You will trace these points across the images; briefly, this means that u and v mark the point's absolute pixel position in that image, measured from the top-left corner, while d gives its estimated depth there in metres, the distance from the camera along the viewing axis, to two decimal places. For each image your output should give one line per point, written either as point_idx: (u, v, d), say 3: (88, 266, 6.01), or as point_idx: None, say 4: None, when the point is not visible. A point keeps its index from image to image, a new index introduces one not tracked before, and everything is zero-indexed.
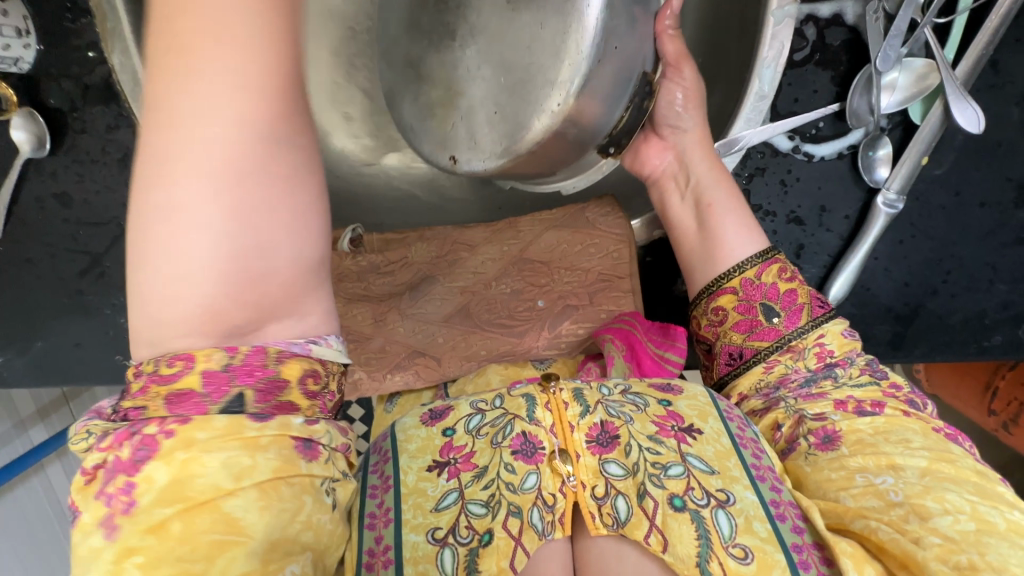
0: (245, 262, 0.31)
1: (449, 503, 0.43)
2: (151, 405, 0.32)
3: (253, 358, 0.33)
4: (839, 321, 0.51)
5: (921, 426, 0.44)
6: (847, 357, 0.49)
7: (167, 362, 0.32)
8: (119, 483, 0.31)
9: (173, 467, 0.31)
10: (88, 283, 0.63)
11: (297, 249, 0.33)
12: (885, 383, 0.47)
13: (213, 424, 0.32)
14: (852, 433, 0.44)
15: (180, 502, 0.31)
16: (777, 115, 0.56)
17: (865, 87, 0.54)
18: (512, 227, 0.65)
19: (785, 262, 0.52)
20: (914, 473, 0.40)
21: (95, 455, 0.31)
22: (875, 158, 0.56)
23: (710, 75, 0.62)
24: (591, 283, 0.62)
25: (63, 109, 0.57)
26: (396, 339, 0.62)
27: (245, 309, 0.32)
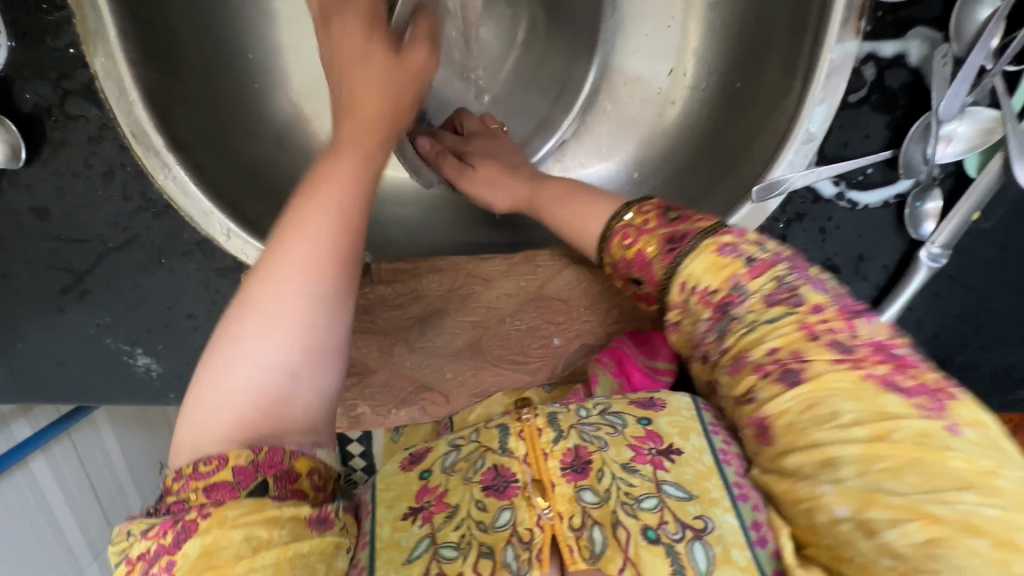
0: (294, 383, 0.36)
1: (421, 552, 0.40)
2: (192, 496, 0.33)
3: (273, 455, 0.35)
4: (700, 250, 0.39)
5: (852, 382, 0.32)
6: (731, 286, 0.37)
7: (204, 462, 0.34)
8: (161, 565, 0.32)
9: (206, 539, 0.32)
10: (71, 301, 0.58)
11: (309, 404, 0.37)
12: (803, 311, 0.35)
13: (242, 503, 0.33)
14: (780, 416, 0.34)
15: (209, 572, 0.31)
16: (824, 159, 0.52)
17: (923, 136, 0.50)
18: (529, 261, 0.60)
19: (623, 229, 0.44)
20: (851, 473, 0.31)
21: (142, 543, 0.33)
22: (923, 211, 0.52)
23: (743, 105, 0.57)
24: (610, 323, 0.59)
25: (40, 115, 0.52)
26: (402, 372, 0.59)
27: (279, 426, 0.36)
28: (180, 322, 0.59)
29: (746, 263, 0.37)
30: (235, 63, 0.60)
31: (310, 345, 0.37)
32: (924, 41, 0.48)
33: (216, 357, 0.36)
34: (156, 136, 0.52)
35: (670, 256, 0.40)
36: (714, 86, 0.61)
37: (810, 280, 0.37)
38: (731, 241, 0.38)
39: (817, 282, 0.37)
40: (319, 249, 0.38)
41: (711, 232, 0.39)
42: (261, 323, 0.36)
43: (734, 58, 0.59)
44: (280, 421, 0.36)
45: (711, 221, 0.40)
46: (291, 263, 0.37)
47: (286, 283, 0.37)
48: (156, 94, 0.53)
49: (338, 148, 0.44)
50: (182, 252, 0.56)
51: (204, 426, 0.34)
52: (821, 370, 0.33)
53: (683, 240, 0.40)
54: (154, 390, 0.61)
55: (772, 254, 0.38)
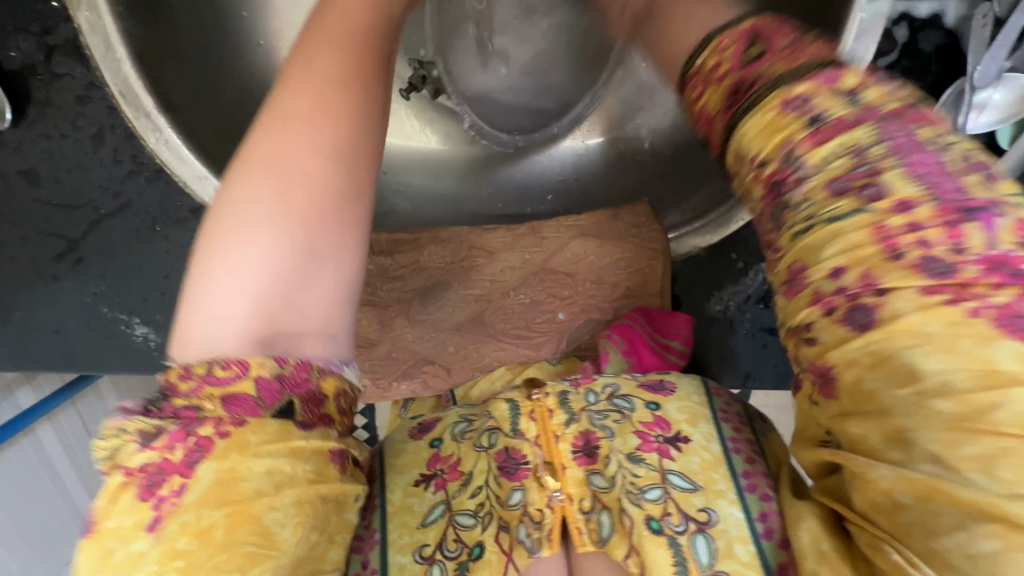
0: (307, 266, 0.33)
1: (435, 517, 0.42)
2: (206, 404, 0.30)
3: (299, 372, 0.32)
4: (762, 105, 0.28)
5: (947, 325, 0.23)
6: (786, 156, 0.26)
7: (222, 366, 0.30)
8: (172, 487, 0.29)
9: (225, 465, 0.29)
10: (65, 269, 0.57)
11: (327, 291, 0.34)
12: (880, 208, 0.24)
13: (266, 427, 0.31)
14: (847, 370, 0.25)
15: (226, 506, 0.29)
16: None
17: (955, 103, 0.46)
18: (535, 233, 0.58)
19: (693, 78, 0.32)
20: (925, 456, 0.24)
21: (142, 454, 0.29)
22: None
23: None
24: (617, 299, 0.57)
25: (25, 72, 0.49)
26: (404, 345, 0.58)
27: (298, 322, 0.32)
28: (176, 292, 0.58)
29: (816, 123, 0.26)
30: (223, 21, 0.57)
31: (323, 205, 0.34)
32: (962, 2, 0.45)
33: (224, 237, 0.32)
34: (146, 95, 0.50)
35: (732, 110, 0.29)
36: None
37: (928, 178, 0.24)
38: (803, 92, 0.27)
39: (922, 165, 0.24)
40: (330, 103, 0.35)
41: (801, 76, 0.27)
42: (277, 176, 0.33)
43: None
44: (301, 316, 0.33)
45: (798, 62, 0.28)
46: (303, 107, 0.34)
47: (295, 172, 0.33)
48: (144, 51, 0.49)
49: (318, 41, 0.37)
50: (176, 220, 0.55)
51: (216, 321, 0.31)
52: (901, 307, 0.23)
53: (751, 91, 0.28)
54: (151, 361, 0.60)
55: (865, 111, 0.26)
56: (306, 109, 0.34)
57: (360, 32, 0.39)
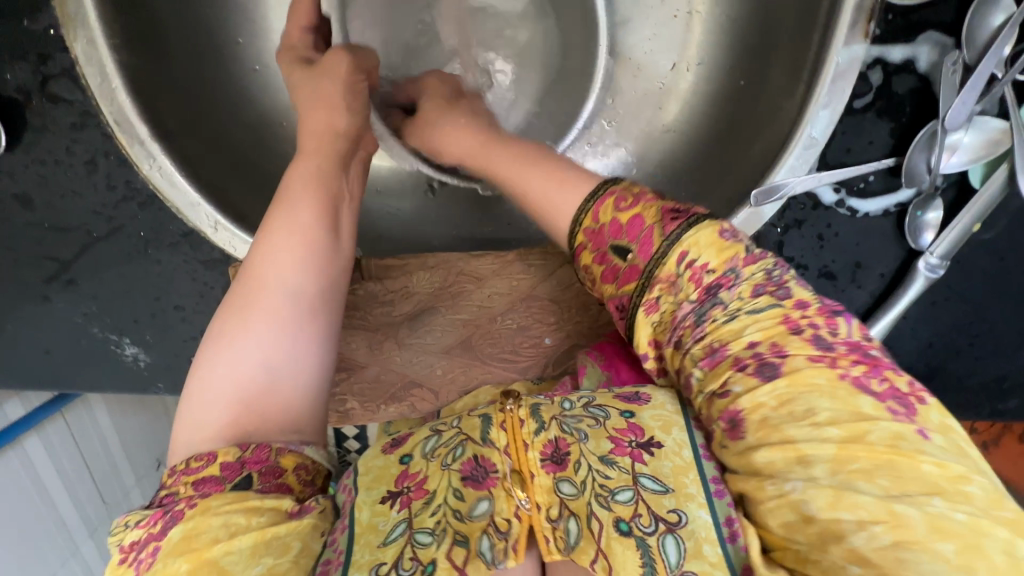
0: (273, 372, 0.38)
1: (396, 536, 0.40)
2: (182, 489, 0.35)
3: (259, 453, 0.36)
4: (703, 226, 0.40)
5: (828, 379, 0.34)
6: (727, 268, 0.38)
7: (195, 458, 0.35)
8: (149, 551, 0.33)
9: (189, 524, 0.33)
10: (57, 290, 0.57)
11: (291, 395, 0.39)
12: (788, 305, 0.37)
13: (225, 495, 0.34)
14: (755, 411, 0.34)
15: (189, 556, 0.32)
16: (826, 164, 0.50)
17: (929, 143, 0.48)
18: (522, 260, 0.59)
19: (616, 194, 0.43)
20: (823, 472, 0.31)
21: (134, 532, 0.34)
22: (923, 220, 0.51)
23: (742, 104, 0.57)
24: (603, 324, 0.58)
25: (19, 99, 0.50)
26: (392, 368, 0.59)
27: (260, 420, 0.37)
28: (167, 313, 0.58)
29: (744, 249, 0.39)
30: (221, 49, 0.58)
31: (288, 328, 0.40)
32: (934, 47, 0.46)
33: (205, 353, 0.39)
34: (140, 124, 0.51)
35: (668, 229, 0.40)
36: (710, 79, 0.60)
37: (797, 280, 0.39)
38: (731, 227, 0.40)
39: (803, 279, 0.39)
40: (295, 251, 0.43)
41: (712, 217, 0.41)
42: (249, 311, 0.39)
43: (736, 55, 0.58)
44: (264, 415, 0.38)
45: (711, 212, 0.42)
46: (277, 251, 0.42)
47: (266, 304, 0.40)
48: (139, 81, 0.51)
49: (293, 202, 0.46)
50: (169, 244, 0.55)
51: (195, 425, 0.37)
52: (797, 365, 0.34)
53: (685, 218, 0.40)
54: (143, 380, 0.61)
55: (762, 254, 0.40)
56: (277, 257, 0.42)
57: (323, 188, 0.47)
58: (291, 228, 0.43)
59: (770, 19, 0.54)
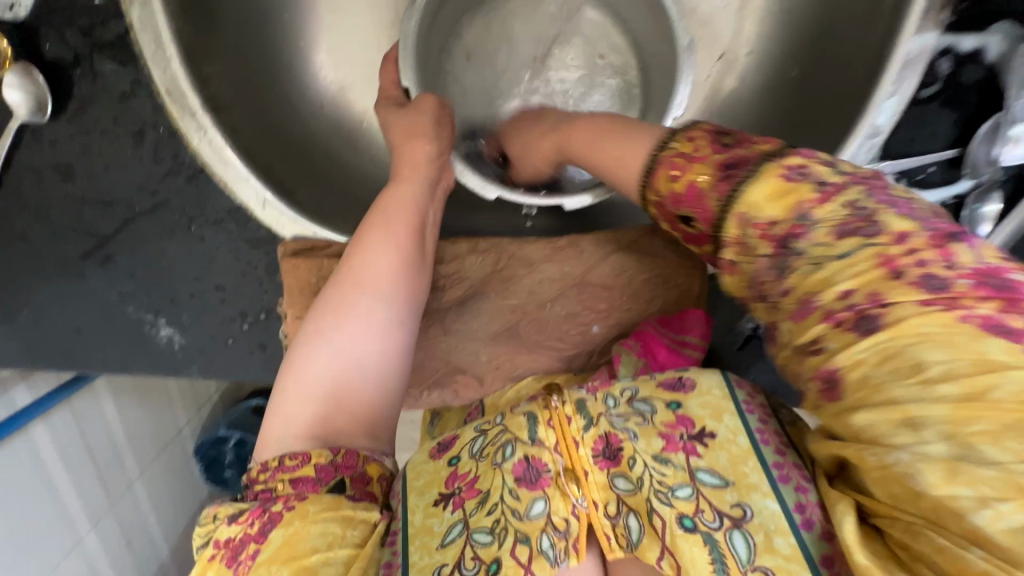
0: (358, 375, 0.43)
1: (454, 537, 0.40)
2: (279, 487, 0.40)
3: (348, 459, 0.41)
4: (763, 174, 0.35)
5: (944, 326, 0.29)
6: (795, 216, 0.33)
7: (291, 456, 0.40)
8: (249, 551, 0.37)
9: (290, 530, 0.37)
10: (93, 267, 0.55)
11: (372, 398, 0.44)
12: (882, 242, 0.31)
13: (322, 499, 0.39)
14: (853, 369, 0.31)
15: (291, 562, 0.36)
16: (888, 154, 0.50)
17: (991, 135, 0.48)
18: (575, 246, 0.58)
19: (669, 158, 0.40)
20: (936, 435, 0.28)
21: (229, 529, 0.39)
22: (980, 213, 0.50)
23: (798, 96, 0.57)
24: (652, 313, 0.57)
25: (68, 66, 0.48)
26: (436, 353, 0.58)
27: (342, 423, 0.42)
28: (205, 293, 0.56)
29: (815, 188, 0.34)
30: (268, 21, 0.56)
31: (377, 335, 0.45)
32: (1004, 38, 0.46)
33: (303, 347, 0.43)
34: (193, 95, 0.50)
35: (726, 183, 0.36)
36: (764, 72, 0.60)
37: (895, 206, 0.33)
38: (797, 165, 0.35)
39: (905, 206, 0.33)
40: (389, 260, 0.47)
41: (771, 159, 0.35)
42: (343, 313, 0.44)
43: (793, 46, 0.58)
44: (345, 421, 0.42)
45: (774, 147, 0.36)
46: (374, 262, 0.46)
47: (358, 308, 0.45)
48: (192, 49, 0.50)
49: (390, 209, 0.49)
50: (213, 221, 0.54)
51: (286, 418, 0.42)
52: (905, 313, 0.30)
53: (744, 167, 0.36)
54: (174, 363, 0.58)
55: (844, 180, 0.34)
56: (374, 263, 0.46)
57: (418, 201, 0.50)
58: (389, 239, 0.47)
59: (833, 10, 0.54)
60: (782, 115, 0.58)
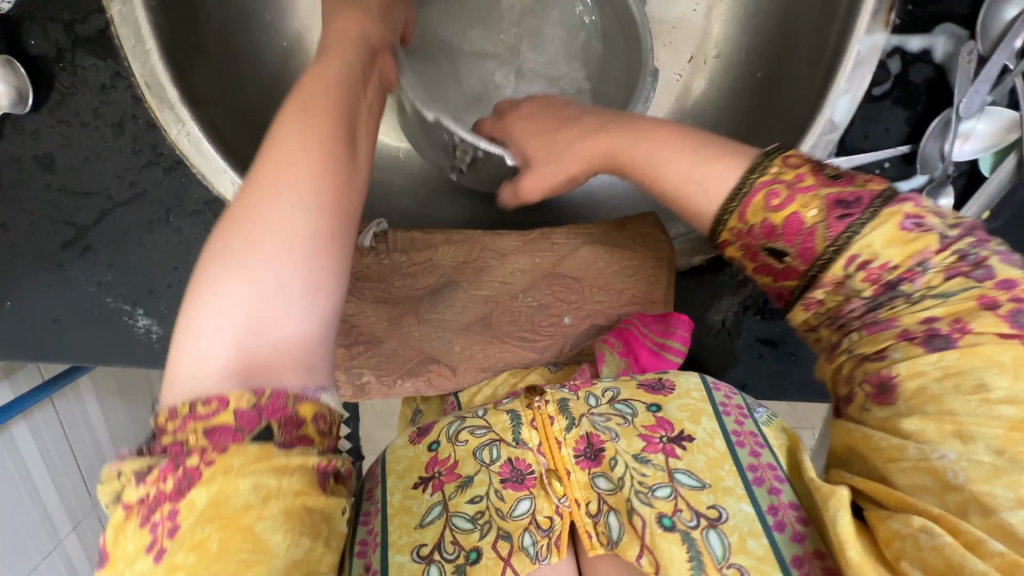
0: (283, 299, 0.35)
1: (433, 518, 0.43)
2: (191, 439, 0.33)
3: (275, 400, 0.34)
4: (884, 216, 0.35)
5: (1015, 358, 0.31)
6: (914, 261, 0.34)
7: (202, 402, 0.33)
8: (164, 512, 0.31)
9: (213, 488, 0.31)
10: (71, 257, 0.56)
11: (302, 330, 0.36)
12: (989, 285, 0.33)
13: (246, 451, 0.32)
14: (911, 379, 0.33)
15: (218, 521, 0.31)
16: (844, 150, 0.52)
17: (941, 132, 0.50)
18: (546, 238, 0.60)
19: (768, 185, 0.38)
20: (987, 450, 0.29)
21: (139, 489, 0.32)
22: (934, 207, 0.52)
23: (761, 96, 0.59)
24: (623, 304, 0.59)
25: (48, 59, 0.50)
26: (410, 343, 0.59)
27: (271, 358, 0.35)
28: (183, 284, 0.57)
29: (936, 236, 0.34)
30: (249, 22, 0.58)
31: (302, 250, 0.37)
32: (949, 39, 0.48)
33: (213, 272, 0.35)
34: (172, 88, 0.51)
35: (845, 223, 0.35)
36: (732, 73, 0.62)
37: (999, 254, 0.34)
38: (915, 211, 0.35)
39: (1008, 256, 0.34)
40: (308, 161, 0.39)
41: (892, 199, 0.35)
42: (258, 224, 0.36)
43: (757, 49, 0.60)
44: (275, 352, 0.35)
45: (892, 187, 0.36)
46: (290, 165, 0.38)
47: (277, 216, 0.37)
48: (172, 45, 0.51)
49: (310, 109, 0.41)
50: (191, 212, 0.55)
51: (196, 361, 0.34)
52: (980, 341, 0.32)
53: (863, 207, 0.35)
54: (153, 353, 0.60)
55: (966, 226, 0.35)
56: (289, 167, 0.38)
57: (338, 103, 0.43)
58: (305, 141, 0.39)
59: (791, 14, 0.56)
60: (746, 114, 0.61)
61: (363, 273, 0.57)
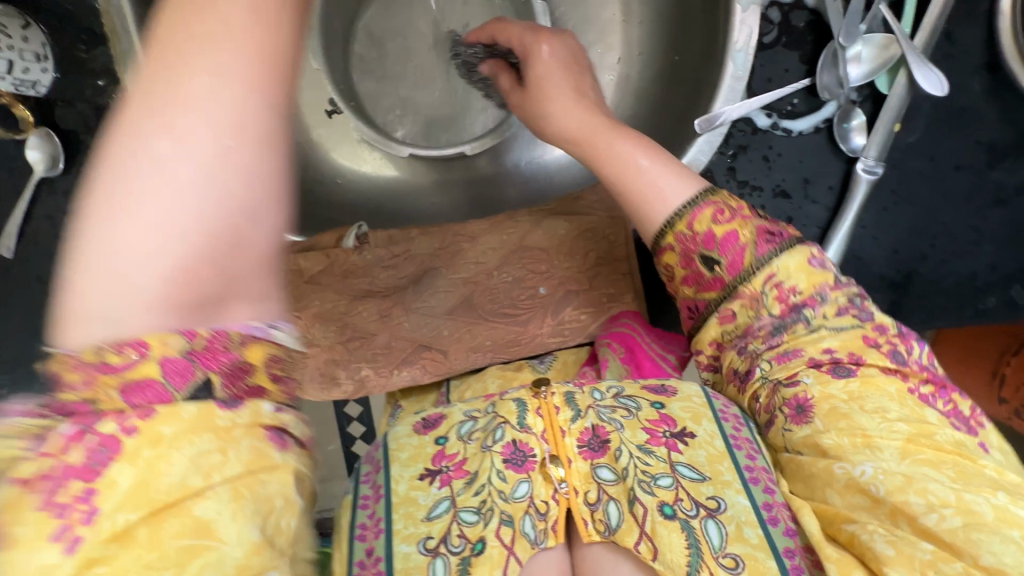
0: (210, 216, 0.25)
1: (441, 511, 0.43)
2: (101, 398, 0.25)
3: (213, 341, 0.26)
4: (796, 251, 0.44)
5: (898, 390, 0.40)
6: (816, 292, 0.44)
7: (116, 347, 0.24)
8: (72, 493, 0.23)
9: (140, 465, 0.24)
10: None
11: (251, 249, 0.26)
12: (867, 326, 0.43)
13: (180, 415, 0.25)
14: (825, 401, 0.40)
15: (147, 508, 0.24)
16: (754, 93, 0.60)
17: (833, 62, 0.58)
18: (510, 218, 0.66)
19: (714, 204, 0.45)
20: (892, 455, 0.37)
21: (31, 463, 0.23)
22: (849, 128, 0.59)
23: (677, 75, 0.68)
24: (590, 266, 0.64)
25: (77, 130, 0.60)
26: (401, 334, 0.63)
27: (215, 283, 0.26)
28: None
29: (832, 277, 0.44)
30: None
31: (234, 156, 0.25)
32: None
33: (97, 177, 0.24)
34: None
35: (766, 245, 0.44)
36: (653, 64, 0.71)
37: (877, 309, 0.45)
38: (817, 253, 0.45)
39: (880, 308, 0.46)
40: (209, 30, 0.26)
41: (802, 242, 0.45)
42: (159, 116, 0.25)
43: (665, 38, 0.70)
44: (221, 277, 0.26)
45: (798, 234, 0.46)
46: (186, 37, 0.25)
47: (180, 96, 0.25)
48: None
49: None
50: None
51: (110, 309, 0.24)
52: (871, 372, 0.41)
53: (778, 241, 0.44)
54: None
55: (848, 280, 0.46)
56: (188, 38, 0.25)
57: None
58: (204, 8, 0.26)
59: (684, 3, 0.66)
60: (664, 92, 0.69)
61: (350, 268, 0.64)
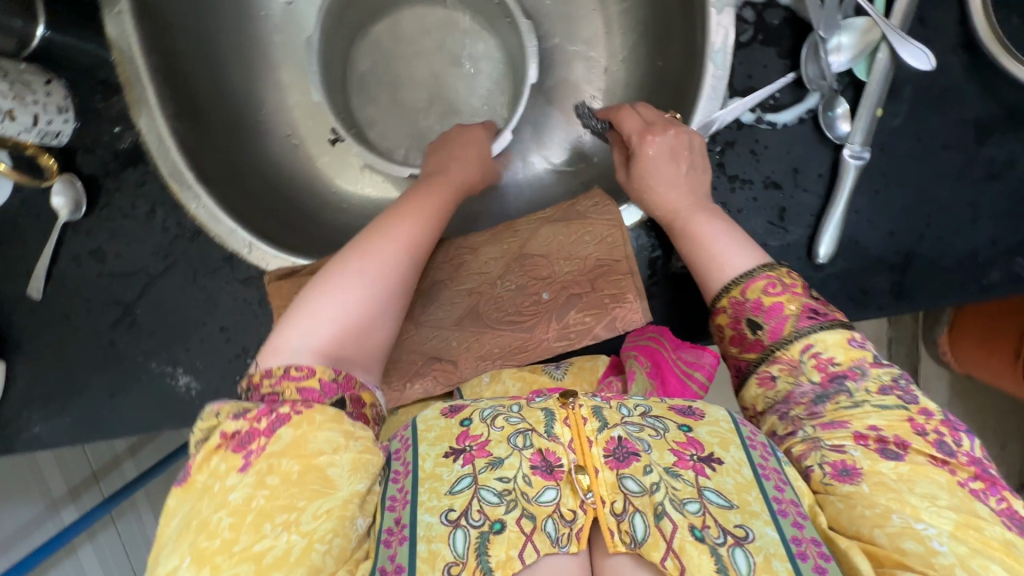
0: (356, 320, 0.53)
1: (463, 488, 0.44)
2: (286, 391, 0.47)
3: (346, 379, 0.49)
4: (837, 330, 0.51)
5: (947, 479, 0.43)
6: (854, 366, 0.50)
7: (296, 369, 0.48)
8: (257, 443, 0.43)
9: (299, 431, 0.44)
10: (121, 332, 0.66)
11: (373, 336, 0.54)
12: (914, 409, 0.47)
13: (326, 411, 0.46)
14: (874, 474, 0.44)
15: (299, 459, 0.43)
16: (736, 91, 0.62)
17: (814, 54, 0.60)
18: (511, 227, 0.68)
19: (770, 279, 0.54)
20: (941, 526, 0.40)
21: (238, 423, 0.44)
22: (834, 116, 0.61)
23: (662, 82, 0.71)
24: (590, 269, 0.65)
25: (97, 174, 0.64)
26: (411, 348, 0.65)
27: (348, 353, 0.51)
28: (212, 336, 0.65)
29: (871, 355, 0.50)
30: (242, 121, 0.74)
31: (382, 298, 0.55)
32: None
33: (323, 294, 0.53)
34: (189, 172, 0.65)
35: (808, 318, 0.52)
36: (638, 74, 0.74)
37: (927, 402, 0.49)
38: (859, 336, 0.51)
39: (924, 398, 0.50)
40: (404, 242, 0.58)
41: (845, 325, 0.52)
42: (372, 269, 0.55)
43: (645, 49, 0.73)
44: (356, 349, 0.52)
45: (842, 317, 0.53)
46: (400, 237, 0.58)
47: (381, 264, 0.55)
48: (187, 143, 0.66)
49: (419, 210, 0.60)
50: (212, 270, 0.65)
51: (308, 338, 0.50)
52: (919, 458, 0.44)
53: (822, 318, 0.52)
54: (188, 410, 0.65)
55: (891, 364, 0.51)
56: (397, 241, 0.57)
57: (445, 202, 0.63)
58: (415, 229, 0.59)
59: (659, 15, 0.70)
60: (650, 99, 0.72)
61: None
